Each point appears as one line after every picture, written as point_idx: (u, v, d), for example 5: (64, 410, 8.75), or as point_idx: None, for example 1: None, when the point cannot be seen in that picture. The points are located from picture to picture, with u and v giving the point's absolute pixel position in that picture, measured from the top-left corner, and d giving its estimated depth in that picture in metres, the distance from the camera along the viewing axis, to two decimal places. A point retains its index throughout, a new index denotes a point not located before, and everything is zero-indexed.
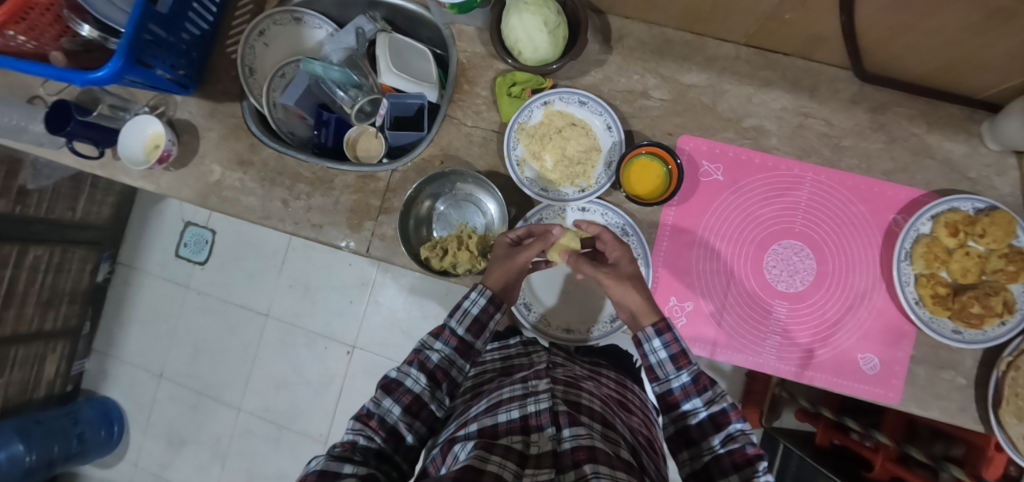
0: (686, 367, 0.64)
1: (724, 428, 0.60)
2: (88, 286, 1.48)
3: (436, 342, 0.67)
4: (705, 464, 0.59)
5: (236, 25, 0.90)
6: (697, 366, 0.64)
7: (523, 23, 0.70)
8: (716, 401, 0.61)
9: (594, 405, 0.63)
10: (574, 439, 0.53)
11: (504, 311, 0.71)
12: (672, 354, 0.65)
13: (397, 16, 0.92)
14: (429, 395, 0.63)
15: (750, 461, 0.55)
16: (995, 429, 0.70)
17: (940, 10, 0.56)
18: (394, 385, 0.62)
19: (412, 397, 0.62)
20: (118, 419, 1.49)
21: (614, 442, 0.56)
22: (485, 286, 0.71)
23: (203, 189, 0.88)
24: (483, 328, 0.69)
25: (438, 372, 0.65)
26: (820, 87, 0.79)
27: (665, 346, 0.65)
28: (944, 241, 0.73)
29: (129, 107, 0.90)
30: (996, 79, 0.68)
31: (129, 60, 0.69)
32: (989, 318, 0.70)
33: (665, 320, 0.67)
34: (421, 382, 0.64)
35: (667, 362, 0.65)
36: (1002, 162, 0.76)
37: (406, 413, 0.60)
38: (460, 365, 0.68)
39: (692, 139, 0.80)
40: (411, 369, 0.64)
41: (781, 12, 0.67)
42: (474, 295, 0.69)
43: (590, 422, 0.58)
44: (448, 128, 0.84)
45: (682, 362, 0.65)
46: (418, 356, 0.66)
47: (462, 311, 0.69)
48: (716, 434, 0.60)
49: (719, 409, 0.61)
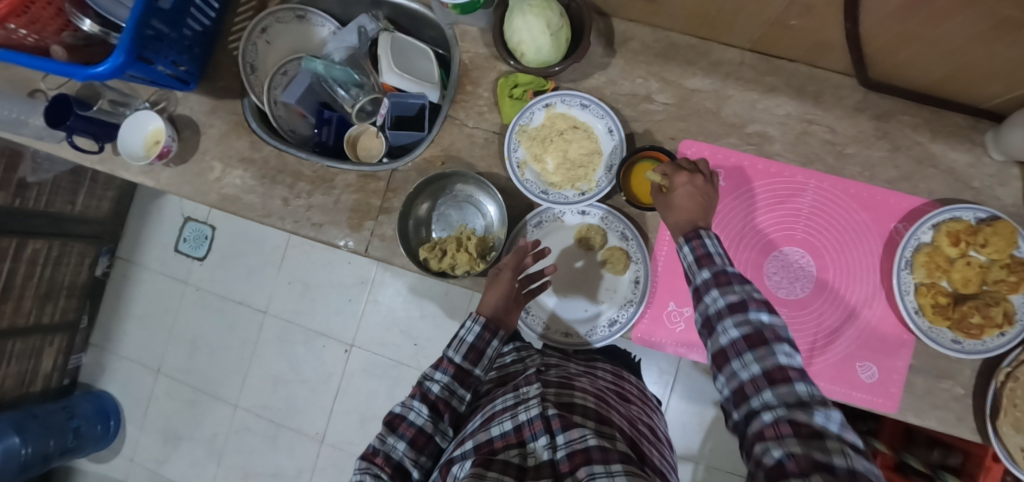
0: (709, 266, 0.61)
1: (740, 313, 0.56)
2: (86, 280, 1.48)
3: (436, 372, 0.67)
4: (720, 348, 0.56)
5: (238, 21, 0.89)
6: (720, 264, 0.61)
7: (527, 24, 0.70)
8: (735, 291, 0.57)
9: (588, 403, 0.63)
10: (569, 445, 0.53)
11: (501, 338, 0.71)
12: (697, 257, 0.63)
13: (400, 15, 0.92)
14: (432, 427, 0.63)
15: (766, 345, 0.53)
16: (992, 440, 0.70)
17: (946, 18, 0.56)
18: (398, 421, 0.63)
19: (416, 430, 0.62)
20: (115, 413, 1.49)
21: (610, 436, 0.56)
22: (478, 314, 0.71)
23: (203, 186, 0.87)
24: (480, 355, 0.69)
25: (439, 402, 0.65)
26: (825, 94, 0.78)
27: (692, 251, 0.63)
28: (945, 250, 0.72)
29: (130, 102, 0.90)
30: (1001, 89, 0.68)
31: (130, 56, 0.68)
32: (989, 329, 0.70)
33: (695, 229, 0.65)
34: (424, 414, 0.63)
35: (694, 265, 0.63)
36: (1006, 172, 0.75)
37: (411, 448, 0.61)
38: (460, 393, 0.67)
39: (695, 144, 0.80)
40: (414, 402, 0.64)
41: (787, 17, 0.67)
42: (468, 324, 0.70)
43: (582, 420, 0.58)
44: (450, 129, 0.83)
45: (706, 263, 0.62)
46: (420, 388, 0.66)
47: (458, 340, 0.69)
48: (732, 318, 0.56)
49: (738, 298, 0.57)
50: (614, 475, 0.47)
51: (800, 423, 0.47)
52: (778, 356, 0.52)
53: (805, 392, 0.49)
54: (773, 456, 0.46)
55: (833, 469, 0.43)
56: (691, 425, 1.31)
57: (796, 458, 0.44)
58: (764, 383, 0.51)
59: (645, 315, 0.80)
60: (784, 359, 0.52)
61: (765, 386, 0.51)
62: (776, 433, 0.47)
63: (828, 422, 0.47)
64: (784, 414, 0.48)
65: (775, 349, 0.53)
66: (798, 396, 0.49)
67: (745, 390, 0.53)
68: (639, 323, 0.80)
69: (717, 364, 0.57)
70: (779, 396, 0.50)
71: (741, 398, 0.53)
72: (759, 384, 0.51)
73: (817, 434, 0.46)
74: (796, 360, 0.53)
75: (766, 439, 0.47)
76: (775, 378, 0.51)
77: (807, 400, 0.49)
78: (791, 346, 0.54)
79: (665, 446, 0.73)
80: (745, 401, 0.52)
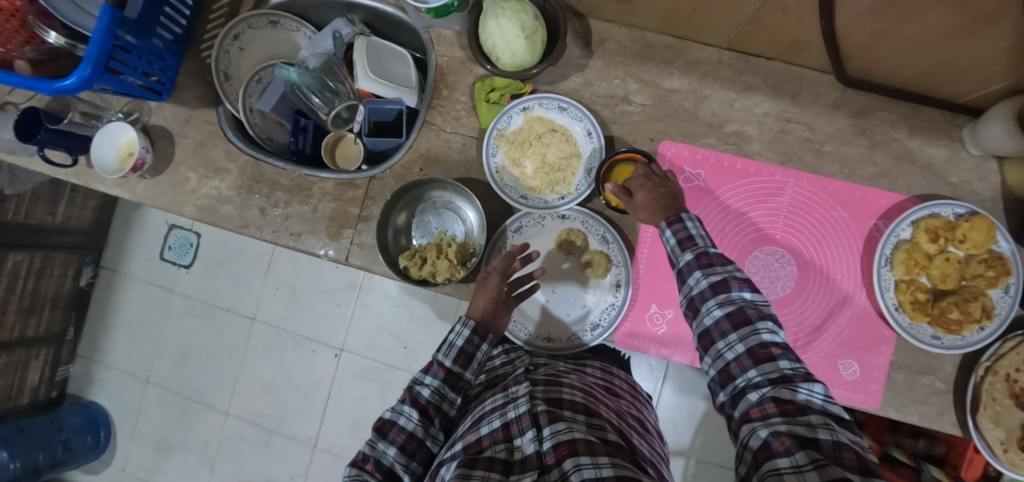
0: (691, 249, 0.63)
1: (723, 294, 0.58)
2: (71, 291, 1.46)
3: (426, 376, 0.67)
4: (706, 329, 0.59)
5: (210, 28, 0.88)
6: (703, 246, 0.62)
7: (500, 28, 0.69)
8: (718, 272, 0.60)
9: (576, 397, 0.64)
10: (555, 436, 0.54)
11: (491, 341, 0.70)
12: (679, 239, 0.64)
13: (375, 19, 0.90)
14: (423, 432, 0.63)
15: (749, 324, 0.55)
16: (972, 433, 0.70)
17: (921, 14, 0.56)
18: (388, 427, 0.61)
19: (406, 436, 0.61)
20: (105, 424, 1.48)
21: (600, 427, 0.58)
22: (467, 318, 0.71)
23: (179, 197, 0.86)
24: (470, 359, 0.69)
25: (430, 407, 0.65)
26: (803, 92, 0.78)
27: (674, 234, 0.65)
28: (924, 246, 0.73)
29: (102, 113, 0.89)
30: (976, 85, 0.68)
31: (97, 68, 0.67)
32: (968, 324, 0.70)
33: (676, 214, 0.66)
34: (414, 419, 0.62)
35: (675, 247, 0.65)
36: (984, 167, 0.75)
37: (402, 454, 0.60)
38: (451, 397, 0.67)
39: (674, 144, 0.79)
40: (404, 407, 0.63)
41: (763, 16, 0.66)
42: (458, 328, 0.69)
43: (572, 415, 0.59)
44: (427, 134, 0.83)
45: (687, 245, 0.63)
46: (410, 393, 0.65)
47: (447, 344, 0.69)
48: (715, 299, 0.59)
49: (720, 279, 0.59)
50: (600, 465, 0.48)
51: (784, 400, 0.49)
52: (761, 335, 0.55)
53: (788, 368, 0.52)
54: (759, 435, 0.48)
55: (816, 441, 0.45)
56: (681, 421, 1.32)
57: (781, 437, 0.46)
58: (749, 362, 0.54)
59: (627, 317, 0.80)
60: (767, 336, 0.55)
61: (749, 366, 0.54)
62: (762, 413, 0.49)
63: (812, 395, 0.49)
64: (768, 393, 0.51)
65: (758, 328, 0.55)
66: (782, 372, 0.52)
67: (730, 371, 0.55)
68: (622, 326, 0.80)
69: (704, 346, 0.59)
70: (763, 375, 0.52)
71: (727, 379, 0.56)
72: (745, 364, 0.54)
73: (801, 409, 0.48)
74: (779, 338, 0.55)
75: (753, 419, 0.50)
76: (759, 357, 0.54)
77: (791, 375, 0.51)
78: (773, 323, 0.56)
79: (655, 437, 0.73)
80: (731, 380, 0.55)
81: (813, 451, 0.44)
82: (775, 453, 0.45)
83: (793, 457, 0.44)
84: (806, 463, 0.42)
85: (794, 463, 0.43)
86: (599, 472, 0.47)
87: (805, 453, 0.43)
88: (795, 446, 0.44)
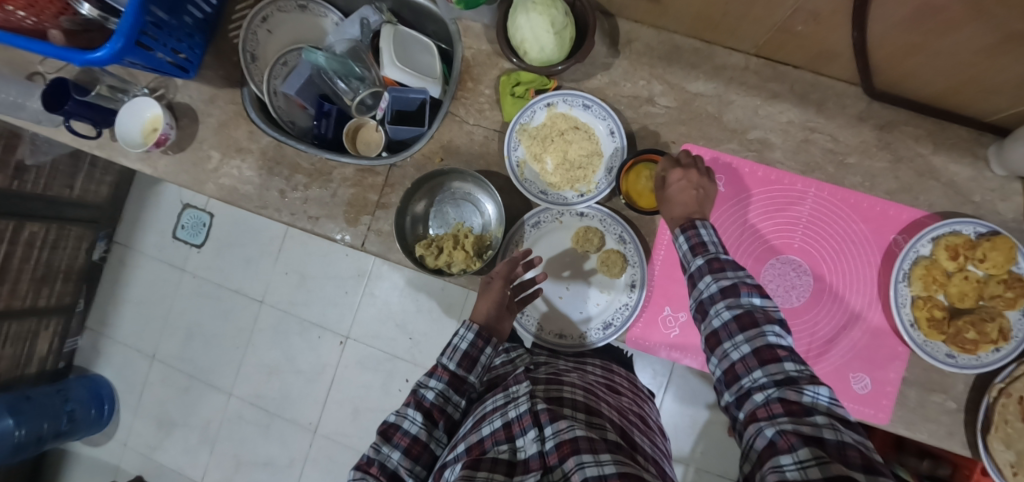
0: (703, 254, 0.64)
1: (733, 297, 0.59)
2: (83, 264, 1.48)
3: (430, 380, 0.67)
4: (713, 330, 0.59)
5: (238, 9, 0.88)
6: (714, 252, 0.64)
7: (530, 22, 0.69)
8: (728, 276, 0.60)
9: (576, 396, 0.64)
10: (557, 435, 0.54)
11: (495, 345, 0.71)
12: (691, 245, 0.65)
13: (403, 8, 0.91)
14: (427, 435, 0.63)
15: (757, 326, 0.56)
16: (981, 454, 0.70)
17: (955, 30, 0.55)
18: (392, 430, 0.62)
19: (410, 439, 0.61)
20: (109, 398, 1.50)
21: (599, 427, 0.58)
22: (472, 322, 0.71)
23: (200, 175, 0.87)
24: (474, 362, 0.69)
25: (434, 410, 0.65)
26: (828, 103, 0.78)
27: (686, 240, 0.66)
28: (943, 264, 0.72)
29: (128, 88, 0.90)
30: (1006, 103, 0.67)
31: (128, 42, 0.67)
32: (983, 345, 0.70)
33: (690, 220, 0.68)
34: (418, 422, 0.63)
35: (688, 253, 0.66)
36: (1007, 187, 0.75)
37: (406, 458, 0.60)
38: (455, 400, 0.67)
39: (696, 148, 0.79)
40: (408, 410, 0.64)
41: (793, 24, 0.66)
42: (462, 331, 0.70)
43: (572, 413, 0.59)
44: (449, 125, 0.83)
45: (699, 250, 0.65)
46: (415, 396, 0.66)
47: (451, 348, 0.69)
48: (723, 302, 0.59)
49: (730, 283, 0.59)
50: (603, 463, 0.49)
51: (791, 401, 0.49)
52: (767, 337, 0.55)
53: (793, 370, 0.52)
54: (765, 435, 0.48)
55: (821, 440, 0.45)
56: (682, 428, 1.31)
57: (786, 435, 0.46)
58: (754, 363, 0.54)
59: (639, 319, 0.80)
60: (773, 339, 0.55)
61: (755, 366, 0.54)
62: (768, 413, 0.50)
63: (817, 397, 0.49)
64: (774, 394, 0.51)
65: (765, 331, 0.55)
66: (787, 374, 0.52)
67: (736, 370, 0.55)
68: (633, 327, 0.80)
69: (710, 346, 0.59)
70: (769, 375, 0.53)
71: (733, 379, 0.56)
72: (750, 364, 0.54)
73: (807, 410, 0.48)
74: (784, 341, 0.55)
75: (759, 418, 0.50)
76: (765, 358, 0.54)
77: (796, 377, 0.51)
78: (780, 328, 0.57)
79: (657, 434, 0.73)
80: (736, 380, 0.55)
81: (817, 448, 0.44)
82: (779, 451, 0.46)
83: (795, 453, 0.44)
84: (808, 458, 0.43)
85: (797, 460, 0.44)
86: (601, 469, 0.48)
87: (808, 449, 0.44)
88: (800, 444, 0.45)
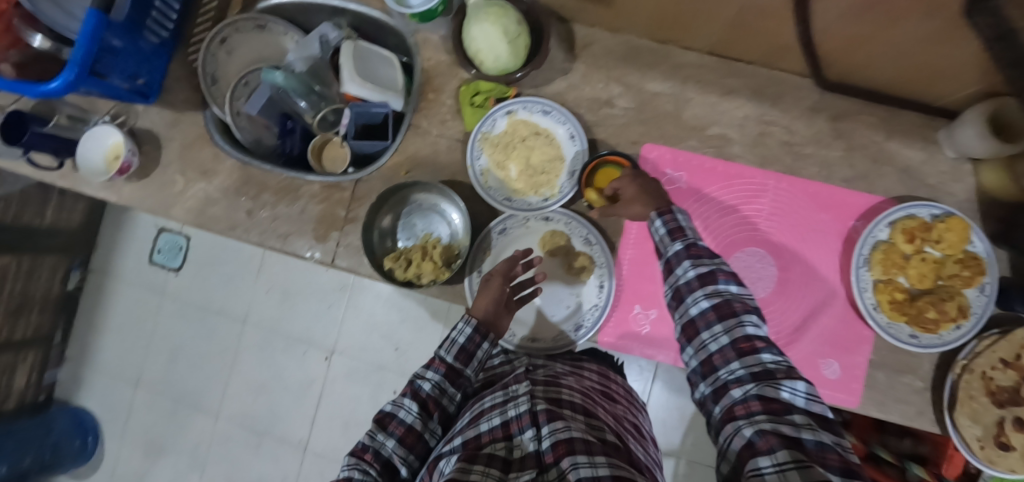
0: (681, 239, 0.65)
1: (711, 285, 0.60)
2: (58, 294, 1.46)
3: (428, 372, 0.66)
4: (691, 320, 0.60)
5: (197, 32, 0.89)
6: (692, 237, 0.65)
7: (483, 32, 0.70)
8: (705, 263, 0.61)
9: (574, 399, 0.64)
10: (553, 434, 0.52)
11: (492, 341, 0.70)
12: (669, 229, 0.66)
13: (362, 23, 0.91)
14: (422, 425, 0.61)
15: (735, 316, 0.57)
16: (950, 431, 0.71)
17: (894, 19, 0.57)
18: (388, 419, 0.60)
19: (405, 429, 0.59)
20: (93, 429, 1.48)
21: (598, 429, 0.58)
22: (471, 315, 0.70)
23: (167, 199, 0.87)
24: (470, 358, 0.68)
25: (429, 401, 0.63)
26: (784, 96, 0.79)
27: (665, 224, 0.67)
28: (901, 247, 0.74)
29: (88, 117, 0.89)
30: (952, 88, 0.69)
31: (83, 71, 0.66)
32: (944, 323, 0.72)
33: (669, 206, 0.69)
34: (413, 412, 0.61)
35: (665, 237, 0.66)
36: (959, 168, 0.77)
37: (400, 446, 0.58)
38: (451, 393, 0.65)
39: (656, 147, 0.81)
40: (404, 399, 0.62)
41: (741, 21, 0.68)
42: (461, 325, 0.69)
43: (572, 415, 0.59)
44: (413, 137, 0.84)
45: (678, 235, 0.66)
46: (411, 386, 0.64)
47: (450, 341, 0.68)
48: (702, 290, 0.60)
49: (708, 270, 0.60)
50: (597, 464, 0.46)
51: (769, 398, 0.49)
52: (745, 328, 0.55)
53: (770, 362, 0.52)
54: (744, 434, 0.48)
55: (798, 440, 0.44)
56: (671, 421, 1.32)
57: (766, 436, 0.45)
58: (731, 355, 0.55)
59: (610, 318, 0.81)
60: (751, 330, 0.56)
61: (732, 358, 0.55)
62: (747, 410, 0.49)
63: (795, 393, 0.49)
64: (753, 391, 0.51)
65: (743, 321, 0.56)
66: (764, 366, 0.52)
67: (714, 363, 0.56)
68: (606, 326, 0.81)
69: (688, 336, 0.60)
70: (747, 368, 0.53)
71: (709, 370, 0.56)
72: (728, 356, 0.55)
73: (785, 408, 0.48)
74: (762, 331, 0.56)
75: (738, 416, 0.49)
76: (743, 349, 0.54)
77: (773, 370, 0.52)
78: (757, 316, 0.58)
79: (649, 443, 0.73)
80: (713, 372, 0.56)
81: (796, 450, 0.43)
82: (758, 452, 0.44)
83: (774, 455, 0.43)
84: (787, 461, 0.42)
85: (775, 462, 0.42)
86: (595, 471, 0.45)
87: (787, 452, 0.42)
88: (779, 444, 0.44)
